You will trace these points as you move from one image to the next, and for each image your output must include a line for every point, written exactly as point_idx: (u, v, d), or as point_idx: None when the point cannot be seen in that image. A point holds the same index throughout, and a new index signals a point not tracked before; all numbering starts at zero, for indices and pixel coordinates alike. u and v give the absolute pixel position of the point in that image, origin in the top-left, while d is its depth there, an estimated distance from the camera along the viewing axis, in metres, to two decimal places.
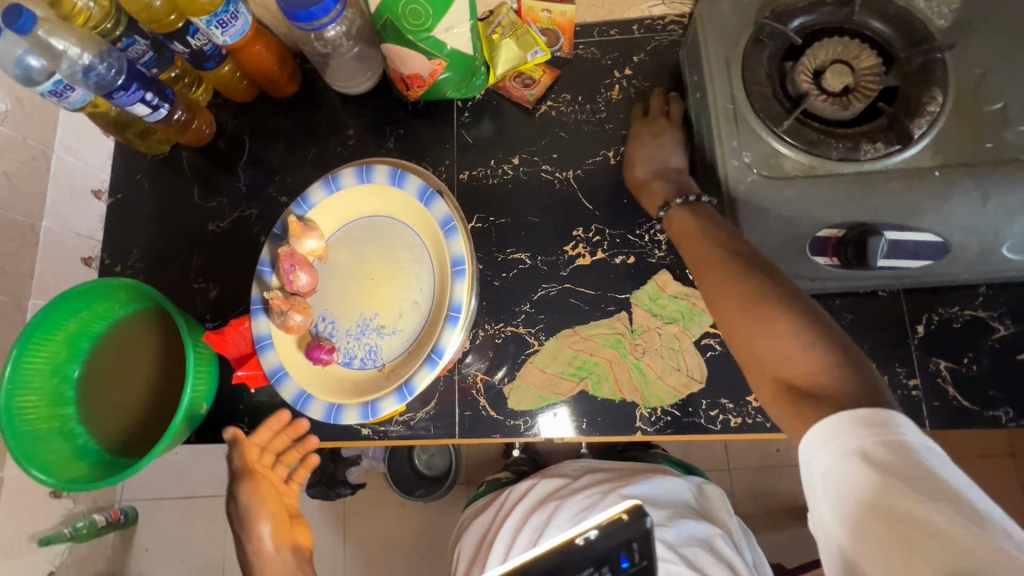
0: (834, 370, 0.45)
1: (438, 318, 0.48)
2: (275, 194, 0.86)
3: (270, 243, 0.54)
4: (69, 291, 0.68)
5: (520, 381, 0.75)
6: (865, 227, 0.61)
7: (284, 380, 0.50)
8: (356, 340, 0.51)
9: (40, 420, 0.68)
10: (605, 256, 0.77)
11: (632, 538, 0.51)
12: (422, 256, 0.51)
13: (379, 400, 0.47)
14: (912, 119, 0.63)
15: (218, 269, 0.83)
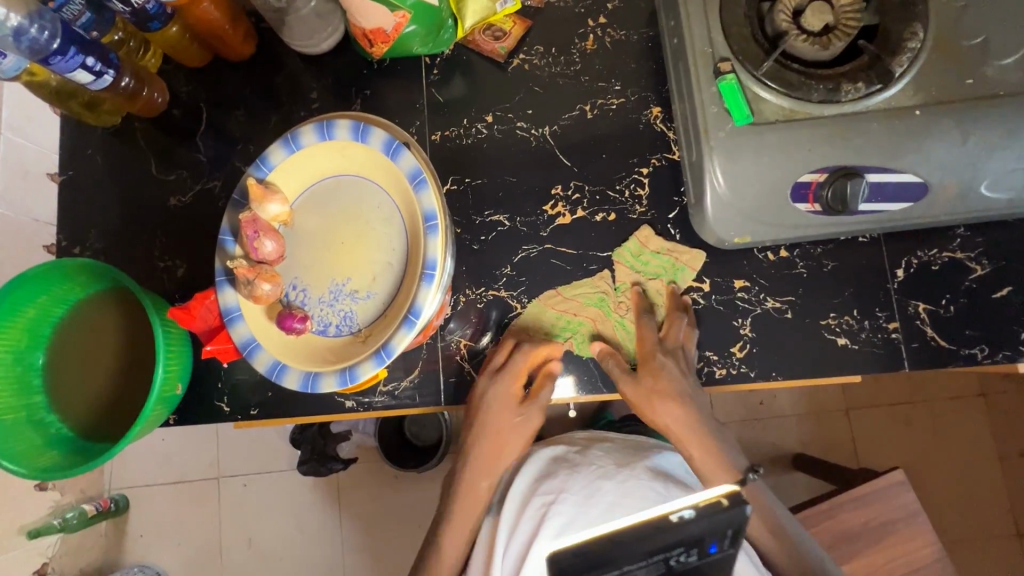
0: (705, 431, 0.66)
1: (413, 281, 0.46)
2: (238, 164, 0.81)
3: (230, 210, 0.50)
4: (21, 274, 0.64)
5: (505, 344, 0.74)
6: (846, 171, 0.61)
7: (256, 352, 0.48)
8: (330, 307, 0.48)
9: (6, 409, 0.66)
10: (586, 215, 0.75)
11: (730, 524, 0.44)
12: (393, 216, 0.49)
13: (357, 365, 0.46)
14: (893, 57, 0.61)
15: (184, 245, 0.79)
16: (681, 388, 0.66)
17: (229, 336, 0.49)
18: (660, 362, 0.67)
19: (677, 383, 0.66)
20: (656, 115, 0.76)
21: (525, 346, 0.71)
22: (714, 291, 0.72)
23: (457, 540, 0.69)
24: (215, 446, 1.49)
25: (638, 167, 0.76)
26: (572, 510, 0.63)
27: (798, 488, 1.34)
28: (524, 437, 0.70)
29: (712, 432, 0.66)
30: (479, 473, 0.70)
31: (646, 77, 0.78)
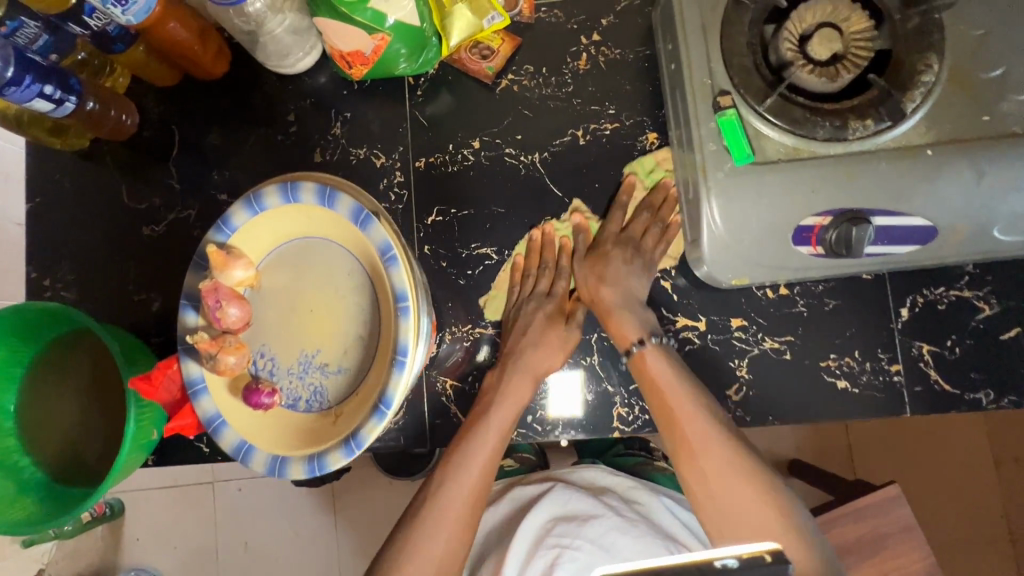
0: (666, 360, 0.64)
1: (384, 363, 0.43)
2: (213, 191, 0.77)
3: (191, 272, 0.47)
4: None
5: (496, 291, 0.73)
6: (851, 215, 0.58)
7: (223, 428, 0.45)
8: (298, 381, 0.45)
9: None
10: (578, 247, 0.72)
11: None
12: (364, 285, 0.45)
13: (325, 453, 0.43)
14: (905, 92, 0.57)
15: (159, 278, 0.76)
16: (626, 273, 0.68)
17: (194, 410, 0.46)
18: (608, 252, 0.70)
19: (626, 273, 0.68)
20: (652, 141, 0.72)
21: (535, 304, 0.71)
22: (710, 330, 0.69)
23: (497, 447, 0.63)
24: None
25: (632, 197, 0.72)
26: (588, 559, 0.61)
27: None
28: (566, 351, 0.69)
29: (641, 312, 0.67)
30: (523, 388, 0.67)
31: (642, 100, 0.73)
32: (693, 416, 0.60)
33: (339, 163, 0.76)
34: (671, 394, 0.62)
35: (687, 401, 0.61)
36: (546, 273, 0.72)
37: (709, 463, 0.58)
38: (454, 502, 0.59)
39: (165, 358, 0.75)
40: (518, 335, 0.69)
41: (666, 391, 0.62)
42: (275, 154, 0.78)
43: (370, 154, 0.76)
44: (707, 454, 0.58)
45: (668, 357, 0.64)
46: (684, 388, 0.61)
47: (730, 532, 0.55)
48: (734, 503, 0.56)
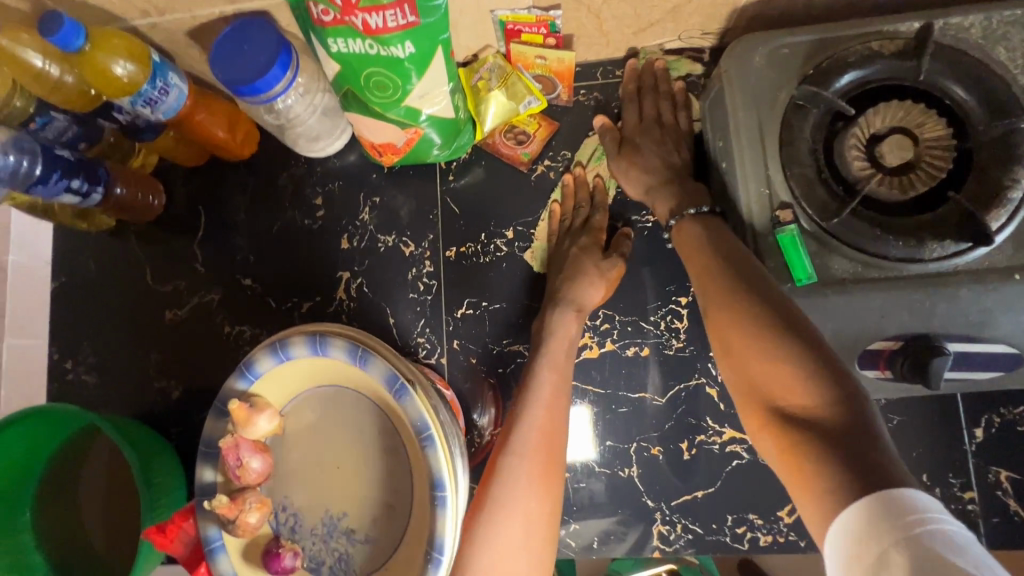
0: (715, 240, 0.55)
1: (416, 553, 0.39)
2: (237, 275, 0.75)
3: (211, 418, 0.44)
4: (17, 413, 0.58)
5: (536, 242, 0.71)
6: (925, 343, 0.52)
7: None
8: (322, 545, 0.42)
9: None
10: (616, 348, 0.68)
11: None
12: (394, 449, 0.41)
13: None
14: (988, 208, 0.51)
15: (180, 365, 0.74)
16: (656, 162, 0.65)
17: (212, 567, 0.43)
18: (635, 148, 0.66)
19: (654, 167, 0.65)
20: None
21: (571, 240, 0.67)
22: None
23: (558, 383, 0.57)
24: None
25: (676, 295, 0.68)
26: None
27: None
28: (607, 281, 0.64)
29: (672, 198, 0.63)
30: (569, 324, 0.62)
31: None
32: (720, 281, 0.51)
33: (366, 251, 0.74)
34: (699, 262, 0.55)
35: (714, 268, 0.53)
36: (584, 208, 0.69)
37: (730, 326, 0.49)
38: (533, 433, 0.53)
39: (184, 449, 0.73)
40: (558, 274, 0.66)
41: (697, 257, 0.56)
42: (301, 237, 0.75)
43: (399, 240, 0.73)
44: (732, 319, 0.49)
45: (704, 228, 0.57)
46: (715, 256, 0.53)
47: (767, 393, 0.45)
48: (768, 375, 0.45)
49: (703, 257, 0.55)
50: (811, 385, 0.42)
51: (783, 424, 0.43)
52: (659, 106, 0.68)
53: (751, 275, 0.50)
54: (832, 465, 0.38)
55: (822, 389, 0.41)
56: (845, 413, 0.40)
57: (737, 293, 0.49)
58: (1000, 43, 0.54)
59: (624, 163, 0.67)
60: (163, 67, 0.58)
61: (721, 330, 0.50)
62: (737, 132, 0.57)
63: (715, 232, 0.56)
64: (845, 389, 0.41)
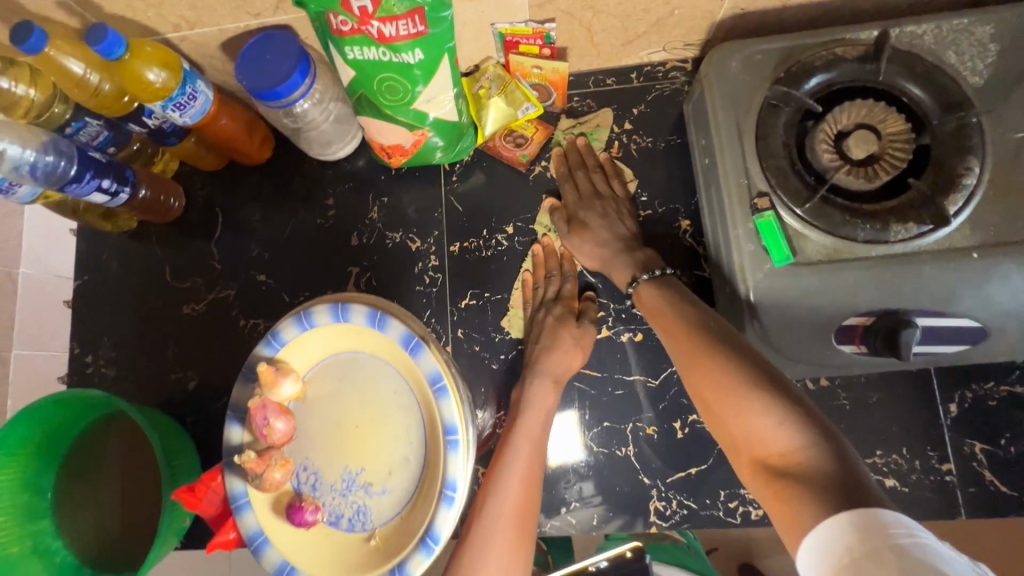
0: (681, 304, 0.60)
1: (430, 495, 0.43)
2: (252, 271, 0.80)
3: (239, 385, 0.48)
4: (37, 405, 0.63)
5: (512, 308, 0.74)
6: (894, 316, 0.57)
7: (266, 547, 0.46)
8: (342, 499, 0.46)
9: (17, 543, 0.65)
10: (611, 334, 0.72)
11: None
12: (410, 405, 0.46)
13: None
14: (946, 194, 0.57)
15: (196, 357, 0.78)
16: (607, 225, 0.70)
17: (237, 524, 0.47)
18: (585, 220, 0.71)
19: (605, 228, 0.70)
20: (686, 228, 0.73)
21: (545, 310, 0.71)
22: None
23: (533, 451, 0.62)
24: None
25: None
26: None
27: None
28: (582, 348, 0.68)
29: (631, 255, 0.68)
30: (546, 394, 0.65)
31: (675, 186, 0.75)
32: (691, 340, 0.55)
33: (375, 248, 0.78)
34: (670, 328, 0.59)
35: (684, 334, 0.57)
36: (554, 279, 0.73)
37: (707, 387, 0.52)
38: (506, 507, 0.57)
39: (200, 437, 0.76)
40: (535, 341, 0.70)
41: (667, 324, 0.60)
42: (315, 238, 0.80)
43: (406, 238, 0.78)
44: (707, 373, 0.52)
45: (663, 289, 0.63)
46: (680, 320, 0.58)
47: (748, 445, 0.48)
48: (746, 428, 0.48)
49: (672, 318, 0.59)
50: (788, 435, 0.45)
51: (768, 476, 0.45)
52: (591, 180, 0.74)
53: (716, 337, 0.54)
54: (815, 506, 0.40)
55: (794, 437, 0.45)
56: (822, 455, 0.43)
57: (707, 354, 0.53)
58: (950, 48, 0.59)
59: (580, 236, 0.71)
60: (192, 75, 0.63)
61: (698, 384, 0.53)
62: (717, 130, 0.63)
63: (681, 294, 0.61)
64: (818, 435, 0.44)
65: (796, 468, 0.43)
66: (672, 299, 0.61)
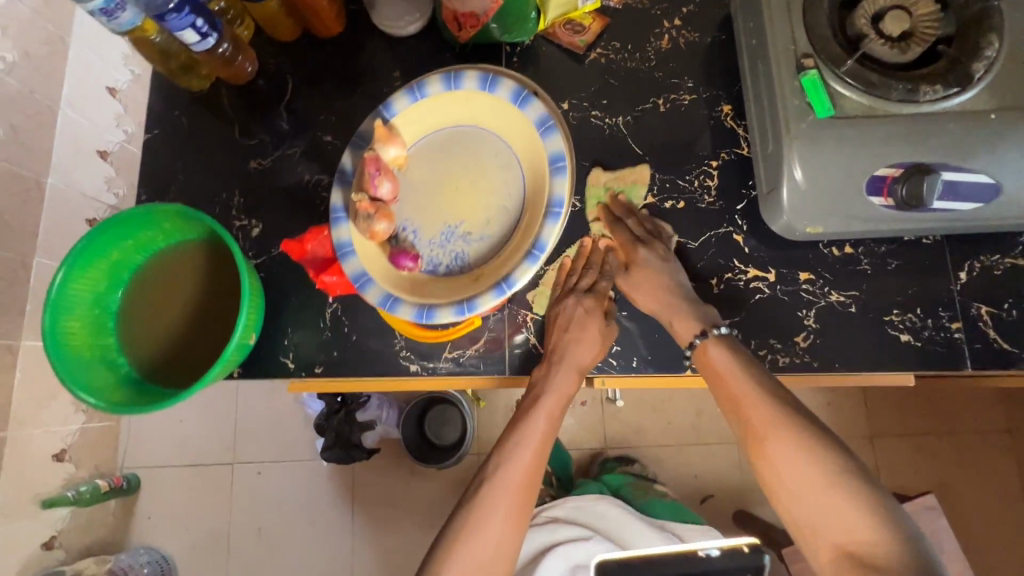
0: (746, 364, 0.64)
1: (533, 220, 0.61)
2: (318, 134, 0.84)
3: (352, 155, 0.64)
4: (116, 216, 0.68)
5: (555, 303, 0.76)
6: (921, 168, 0.63)
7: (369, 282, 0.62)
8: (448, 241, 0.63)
9: (87, 346, 0.69)
10: (656, 200, 0.78)
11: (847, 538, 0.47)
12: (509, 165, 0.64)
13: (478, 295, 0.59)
14: (971, 61, 0.65)
15: (260, 207, 0.82)
16: (664, 270, 0.72)
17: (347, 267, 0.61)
18: (643, 260, 0.72)
19: (664, 270, 0.72)
20: (727, 112, 0.80)
21: (576, 298, 0.73)
22: (780, 281, 0.74)
23: (547, 432, 0.70)
24: (233, 433, 1.78)
25: (708, 159, 0.78)
26: None
27: None
28: (601, 344, 0.72)
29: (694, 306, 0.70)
30: (569, 380, 0.71)
31: (718, 77, 0.82)
32: (759, 409, 0.60)
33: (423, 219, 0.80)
34: (736, 388, 0.63)
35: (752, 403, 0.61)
36: (591, 273, 0.75)
37: (775, 462, 0.57)
38: (512, 484, 0.65)
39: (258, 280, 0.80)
40: (562, 330, 0.72)
41: (731, 380, 0.64)
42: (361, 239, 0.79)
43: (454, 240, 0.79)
44: (781, 443, 0.57)
45: (726, 346, 0.66)
46: (750, 384, 0.62)
47: (823, 530, 0.53)
48: (821, 513, 0.54)
49: (738, 382, 0.63)
50: (869, 526, 0.51)
51: (853, 566, 0.50)
52: (636, 227, 0.76)
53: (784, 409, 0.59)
54: None
55: (877, 528, 0.51)
56: (901, 549, 0.49)
57: (788, 433, 0.57)
58: None
59: (635, 274, 0.72)
60: None
61: (765, 457, 0.58)
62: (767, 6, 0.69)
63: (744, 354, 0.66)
64: (888, 526, 0.51)
65: (883, 562, 0.49)
66: (734, 356, 0.66)
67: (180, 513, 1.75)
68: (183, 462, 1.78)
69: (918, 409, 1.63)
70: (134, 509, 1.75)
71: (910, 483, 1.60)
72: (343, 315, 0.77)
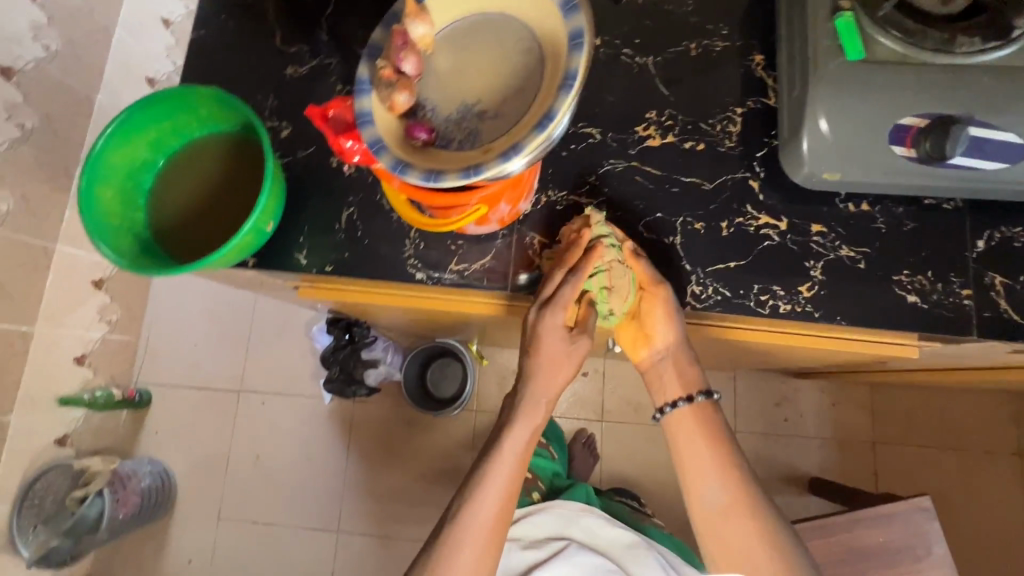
0: (715, 435, 0.76)
1: (551, 91, 0.51)
2: (355, 48, 0.86)
3: (379, 35, 0.58)
4: (154, 94, 0.72)
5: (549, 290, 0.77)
6: (948, 120, 0.62)
7: (383, 151, 0.53)
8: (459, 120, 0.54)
9: (117, 212, 0.74)
10: (676, 140, 0.78)
11: None
12: (533, 47, 0.54)
13: (483, 166, 0.50)
14: (1015, 14, 0.63)
15: (291, 111, 0.85)
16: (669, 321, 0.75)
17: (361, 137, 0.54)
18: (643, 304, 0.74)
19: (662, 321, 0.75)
20: (759, 61, 0.80)
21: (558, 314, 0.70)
22: (790, 231, 0.74)
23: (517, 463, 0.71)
24: (243, 363, 1.84)
25: (733, 106, 0.79)
26: None
27: (789, 491, 1.61)
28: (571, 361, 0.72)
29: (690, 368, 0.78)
30: (538, 408, 0.73)
31: (754, 27, 0.81)
32: (719, 478, 0.74)
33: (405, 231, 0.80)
34: (697, 474, 0.75)
35: (703, 485, 0.74)
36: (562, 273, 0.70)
37: (722, 535, 0.73)
38: (483, 522, 0.68)
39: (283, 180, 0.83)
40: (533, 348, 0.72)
41: (691, 459, 0.76)
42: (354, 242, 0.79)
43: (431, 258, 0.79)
44: (730, 523, 0.73)
45: (700, 414, 0.77)
46: (716, 452, 0.75)
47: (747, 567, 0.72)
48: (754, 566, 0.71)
49: (705, 456, 0.75)
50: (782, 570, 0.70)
51: None
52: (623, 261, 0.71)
53: (726, 466, 0.74)
54: None
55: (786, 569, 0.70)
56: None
57: (741, 518, 0.73)
58: None
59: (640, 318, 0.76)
60: None
61: (709, 520, 0.74)
62: None
63: (713, 423, 0.76)
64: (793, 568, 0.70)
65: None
66: (705, 419, 0.77)
67: (184, 432, 1.82)
68: (193, 385, 1.85)
69: (922, 421, 1.61)
70: (143, 422, 1.84)
71: (906, 493, 1.58)
72: (358, 220, 0.80)
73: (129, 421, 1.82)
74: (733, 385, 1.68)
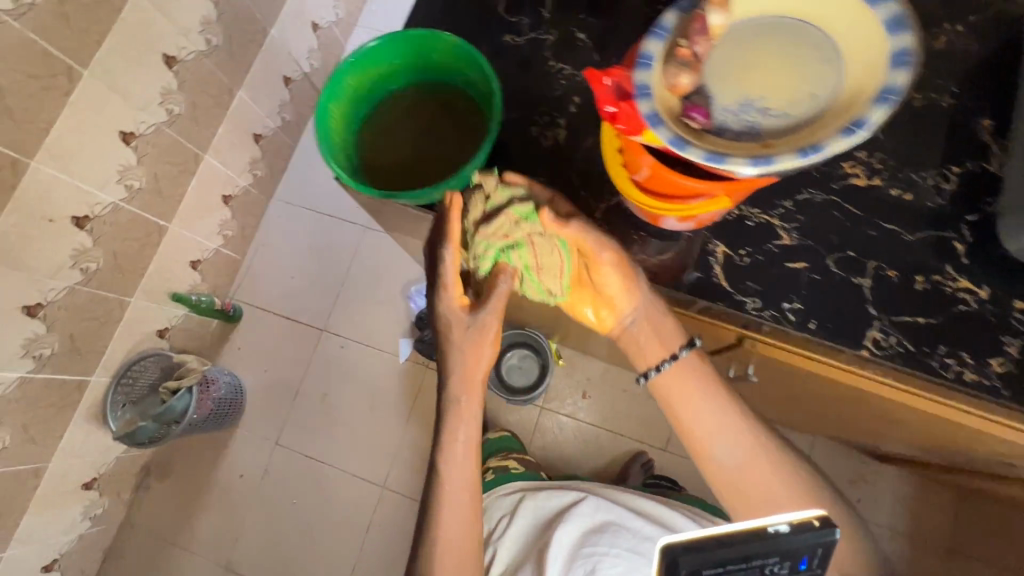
0: (732, 405, 0.82)
1: (858, 104, 0.50)
2: (574, 28, 0.88)
3: (666, 15, 0.56)
4: (402, 33, 0.79)
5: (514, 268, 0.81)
6: None
7: (657, 126, 0.52)
8: (743, 112, 0.52)
9: (338, 126, 0.80)
10: (883, 184, 0.78)
11: (819, 542, 0.66)
12: (834, 59, 0.53)
13: (776, 158, 0.49)
14: None
15: (501, 77, 0.88)
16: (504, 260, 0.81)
17: (634, 109, 0.53)
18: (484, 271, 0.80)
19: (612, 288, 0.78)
20: (987, 126, 0.78)
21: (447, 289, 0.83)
22: (989, 300, 0.73)
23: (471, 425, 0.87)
24: (333, 304, 1.93)
25: (951, 163, 0.77)
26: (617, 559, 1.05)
27: None
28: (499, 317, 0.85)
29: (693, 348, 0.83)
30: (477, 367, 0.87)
31: (983, 92, 0.80)
32: (718, 428, 0.80)
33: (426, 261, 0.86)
34: (689, 409, 0.81)
35: (724, 447, 0.80)
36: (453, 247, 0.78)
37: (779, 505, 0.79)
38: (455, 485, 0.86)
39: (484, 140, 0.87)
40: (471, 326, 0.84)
41: (684, 400, 0.82)
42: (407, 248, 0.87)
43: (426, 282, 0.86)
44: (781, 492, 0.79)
45: (674, 376, 0.81)
46: (730, 414, 0.81)
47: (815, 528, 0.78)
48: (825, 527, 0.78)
49: (726, 430, 0.80)
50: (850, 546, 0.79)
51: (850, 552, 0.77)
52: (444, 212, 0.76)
53: (755, 434, 0.81)
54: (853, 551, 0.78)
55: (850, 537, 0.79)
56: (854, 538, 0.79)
57: (697, 424, 0.81)
58: None
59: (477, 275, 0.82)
60: None
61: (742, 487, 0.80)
62: None
63: (713, 377, 0.82)
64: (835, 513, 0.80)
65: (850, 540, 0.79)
66: (707, 382, 0.81)
67: (262, 356, 1.91)
68: (281, 313, 1.95)
69: (1004, 538, 1.52)
70: (228, 336, 1.94)
71: None
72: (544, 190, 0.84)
73: (218, 332, 1.93)
74: (808, 449, 1.63)
